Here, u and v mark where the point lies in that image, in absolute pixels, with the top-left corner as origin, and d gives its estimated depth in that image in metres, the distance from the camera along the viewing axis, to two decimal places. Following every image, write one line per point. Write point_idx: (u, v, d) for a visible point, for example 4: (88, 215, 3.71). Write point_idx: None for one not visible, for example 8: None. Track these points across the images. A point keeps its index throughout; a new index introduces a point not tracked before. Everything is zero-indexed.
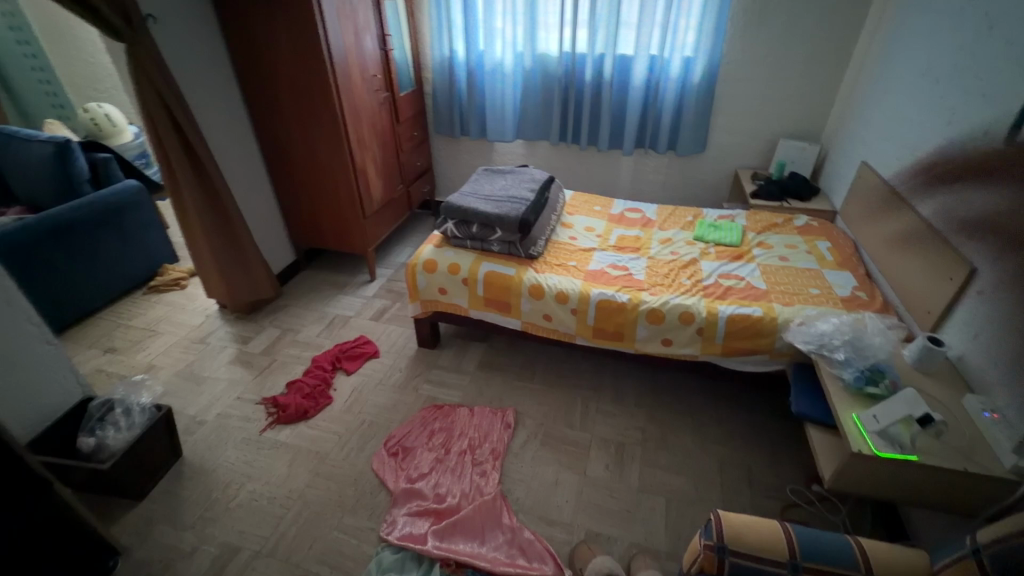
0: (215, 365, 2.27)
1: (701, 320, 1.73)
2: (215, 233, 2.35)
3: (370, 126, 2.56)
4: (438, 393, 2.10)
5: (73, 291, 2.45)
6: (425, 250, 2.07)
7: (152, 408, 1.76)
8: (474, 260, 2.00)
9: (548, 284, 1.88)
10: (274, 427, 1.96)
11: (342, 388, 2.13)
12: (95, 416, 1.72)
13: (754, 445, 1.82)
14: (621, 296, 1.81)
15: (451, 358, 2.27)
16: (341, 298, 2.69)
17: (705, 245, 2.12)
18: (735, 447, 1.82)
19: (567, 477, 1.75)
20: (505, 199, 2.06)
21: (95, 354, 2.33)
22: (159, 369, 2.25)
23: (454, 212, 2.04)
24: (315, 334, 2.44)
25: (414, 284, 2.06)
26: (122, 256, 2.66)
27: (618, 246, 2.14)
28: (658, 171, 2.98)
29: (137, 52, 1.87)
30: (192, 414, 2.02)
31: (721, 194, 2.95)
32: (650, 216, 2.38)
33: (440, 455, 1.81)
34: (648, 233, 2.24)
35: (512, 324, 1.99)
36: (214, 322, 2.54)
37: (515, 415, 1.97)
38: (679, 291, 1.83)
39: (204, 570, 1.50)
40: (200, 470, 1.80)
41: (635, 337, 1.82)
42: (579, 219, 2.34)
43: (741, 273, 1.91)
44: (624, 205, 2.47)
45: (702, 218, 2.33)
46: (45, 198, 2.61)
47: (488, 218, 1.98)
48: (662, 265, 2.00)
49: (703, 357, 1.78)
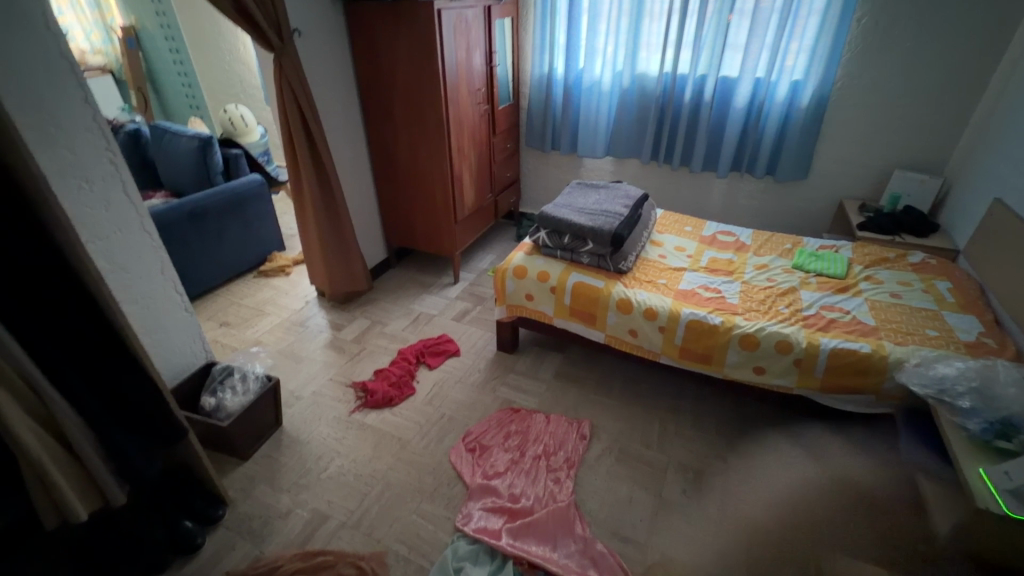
0: (312, 346, 2.47)
1: (799, 351, 1.65)
2: (325, 227, 2.56)
3: (470, 137, 2.70)
4: (514, 397, 2.14)
5: (200, 268, 2.76)
6: (516, 257, 2.14)
7: (263, 377, 1.96)
8: (564, 270, 2.04)
9: (637, 300, 1.88)
10: (362, 410, 2.09)
11: (424, 381, 2.24)
12: (216, 379, 1.94)
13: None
14: (713, 318, 1.78)
15: (529, 364, 2.31)
16: (426, 297, 2.82)
17: (805, 274, 2.03)
18: (826, 490, 1.71)
19: (641, 496, 1.73)
20: (598, 212, 2.10)
21: (212, 326, 2.61)
22: (265, 345, 2.47)
23: (548, 222, 2.09)
24: (402, 328, 2.58)
25: (502, 288, 2.13)
26: (241, 242, 2.97)
27: (710, 268, 2.10)
28: (752, 196, 2.88)
29: (283, 61, 2.12)
30: (292, 389, 2.21)
31: (820, 224, 2.81)
32: (744, 241, 2.31)
33: (516, 456, 1.85)
34: (742, 257, 2.18)
35: (596, 336, 2.00)
36: (313, 308, 2.75)
37: (591, 427, 1.97)
38: (776, 318, 1.76)
39: (297, 532, 1.63)
40: (296, 440, 1.96)
41: (725, 361, 1.77)
42: (669, 238, 2.32)
43: (846, 307, 1.81)
44: (717, 228, 2.42)
45: (801, 247, 2.23)
46: (185, 185, 2.98)
47: (582, 230, 2.02)
48: (757, 290, 1.94)
49: (798, 390, 1.70)
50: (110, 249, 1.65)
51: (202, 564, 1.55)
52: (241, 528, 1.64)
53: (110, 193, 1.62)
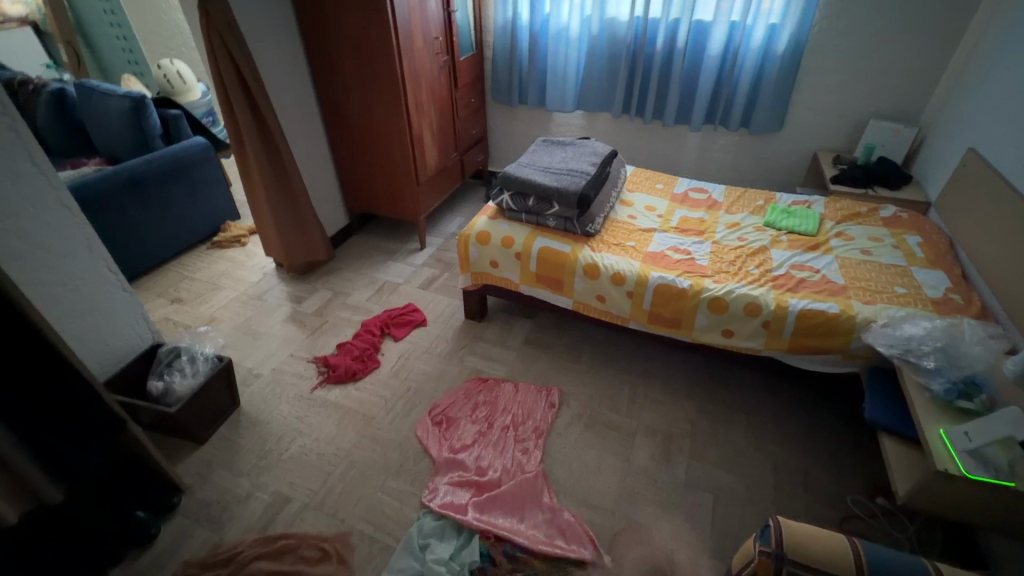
0: (271, 321, 2.35)
1: (768, 313, 1.61)
2: (276, 193, 2.40)
3: (428, 92, 2.51)
4: (483, 366, 2.09)
5: (144, 241, 2.58)
6: (479, 221, 2.02)
7: (215, 358, 1.85)
8: (528, 234, 1.94)
9: (605, 264, 1.81)
10: (324, 386, 2.02)
11: (389, 353, 2.16)
12: (164, 362, 1.83)
13: (813, 450, 1.72)
14: (681, 281, 1.72)
15: (498, 332, 2.25)
16: (391, 264, 2.71)
17: (777, 232, 1.97)
18: (792, 449, 1.73)
19: (610, 463, 1.71)
20: (564, 172, 1.98)
21: (163, 303, 2.47)
22: (220, 322, 2.35)
23: (511, 183, 1.97)
24: (366, 299, 2.48)
25: (466, 255, 2.03)
26: (189, 211, 2.78)
27: (681, 228, 2.02)
28: (726, 150, 2.78)
29: (209, 8, 1.90)
30: (250, 366, 2.11)
31: (795, 177, 2.74)
32: (716, 198, 2.23)
33: (483, 428, 1.81)
34: (713, 216, 2.11)
35: (563, 302, 1.94)
36: (271, 280, 2.62)
37: (560, 395, 1.94)
38: (745, 280, 1.71)
39: (257, 516, 1.58)
40: (256, 421, 1.88)
41: (693, 325, 1.73)
42: (640, 197, 2.23)
43: (816, 265, 1.77)
44: (689, 184, 2.33)
45: (774, 203, 2.16)
46: (121, 150, 2.74)
47: (547, 191, 1.91)
48: (728, 250, 1.88)
49: (766, 352, 1.67)
50: (23, 227, 1.49)
51: (158, 554, 1.49)
52: (198, 514, 1.59)
53: (15, 164, 1.44)
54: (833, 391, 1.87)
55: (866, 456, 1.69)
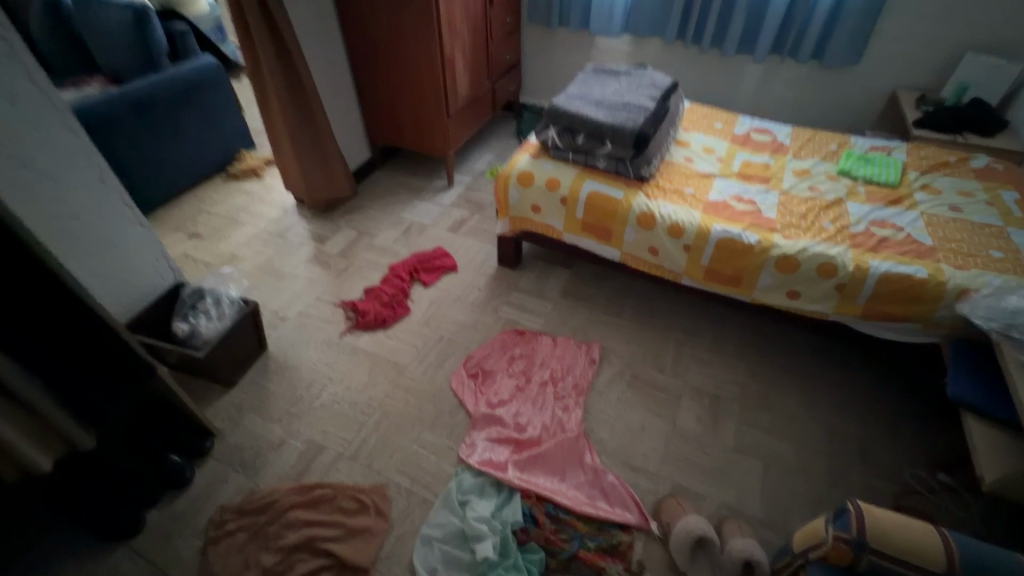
0: (294, 262, 2.24)
1: (845, 276, 1.46)
2: (295, 122, 2.20)
3: (462, 8, 2.22)
4: (518, 317, 1.98)
5: (157, 171, 2.43)
6: (520, 160, 1.84)
7: (240, 301, 1.75)
8: (576, 177, 1.76)
9: (661, 214, 1.64)
10: (353, 332, 1.93)
11: (420, 300, 2.06)
12: (187, 303, 1.74)
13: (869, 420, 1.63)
14: (748, 236, 1.55)
15: (533, 282, 2.12)
16: (418, 204, 2.54)
17: (852, 182, 1.77)
18: (848, 418, 1.64)
19: (654, 424, 1.64)
20: (619, 106, 1.76)
21: (181, 239, 2.35)
22: (241, 261, 2.24)
23: (558, 117, 1.76)
24: (392, 241, 2.34)
25: (505, 198, 1.86)
26: (203, 139, 2.59)
27: (744, 174, 1.82)
28: (790, 85, 2.48)
29: None
30: (275, 309, 2.03)
31: (865, 119, 2.46)
32: (782, 140, 2.00)
33: (521, 383, 1.73)
34: (779, 161, 1.90)
35: (610, 254, 1.79)
36: (292, 217, 2.48)
37: (601, 351, 1.85)
38: (819, 237, 1.54)
39: (292, 464, 1.54)
40: (285, 366, 1.82)
41: (755, 285, 1.59)
42: (697, 137, 2.00)
43: (899, 222, 1.58)
44: (751, 124, 2.09)
45: (849, 148, 1.93)
46: (125, 69, 2.51)
47: (599, 128, 1.70)
48: (797, 202, 1.69)
49: (834, 317, 1.54)
50: (22, 150, 1.34)
51: (195, 498, 1.48)
52: (232, 460, 1.56)
53: (7, 80, 1.27)
54: (894, 357, 1.75)
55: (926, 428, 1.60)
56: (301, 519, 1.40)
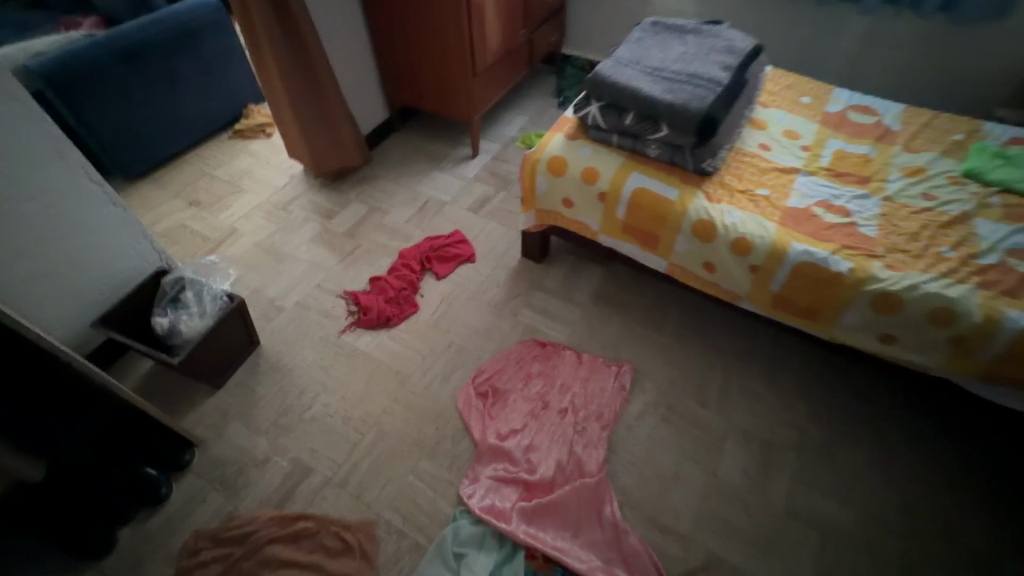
0: (296, 241, 2.02)
1: (964, 325, 1.12)
2: (297, 79, 1.91)
3: None
4: (540, 325, 1.72)
5: (153, 127, 2.22)
6: (552, 142, 1.51)
7: (224, 296, 1.56)
8: (620, 167, 1.43)
9: (724, 223, 1.31)
10: (354, 331, 1.72)
11: (430, 296, 1.81)
12: (168, 296, 1.56)
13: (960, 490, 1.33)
14: (836, 261, 1.21)
15: (561, 281, 1.83)
16: (436, 176, 2.24)
17: (982, 189, 1.36)
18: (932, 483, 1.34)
19: (689, 473, 1.39)
20: (683, 77, 1.39)
21: (180, 207, 2.17)
22: (240, 236, 2.04)
23: (603, 90, 1.41)
24: (405, 220, 2.08)
25: (531, 187, 1.55)
26: (204, 92, 2.34)
27: (835, 171, 1.44)
28: (902, 45, 1.96)
29: None
30: (272, 297, 1.83)
31: (996, 93, 1.94)
32: (889, 125, 1.58)
33: (537, 409, 1.50)
34: (884, 154, 1.49)
35: (654, 263, 1.48)
36: (298, 186, 2.24)
37: (633, 375, 1.58)
38: (933, 268, 1.18)
39: (275, 487, 1.39)
40: (276, 367, 1.64)
41: (837, 322, 1.26)
42: (777, 117, 1.61)
43: None
44: (849, 101, 1.66)
45: (981, 140, 1.49)
46: (118, 9, 2.25)
47: (654, 107, 1.35)
48: (906, 214, 1.31)
49: (938, 372, 1.21)
50: None
51: (170, 517, 1.35)
52: (212, 476, 1.42)
53: None
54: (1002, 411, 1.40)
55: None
56: (279, 557, 1.26)
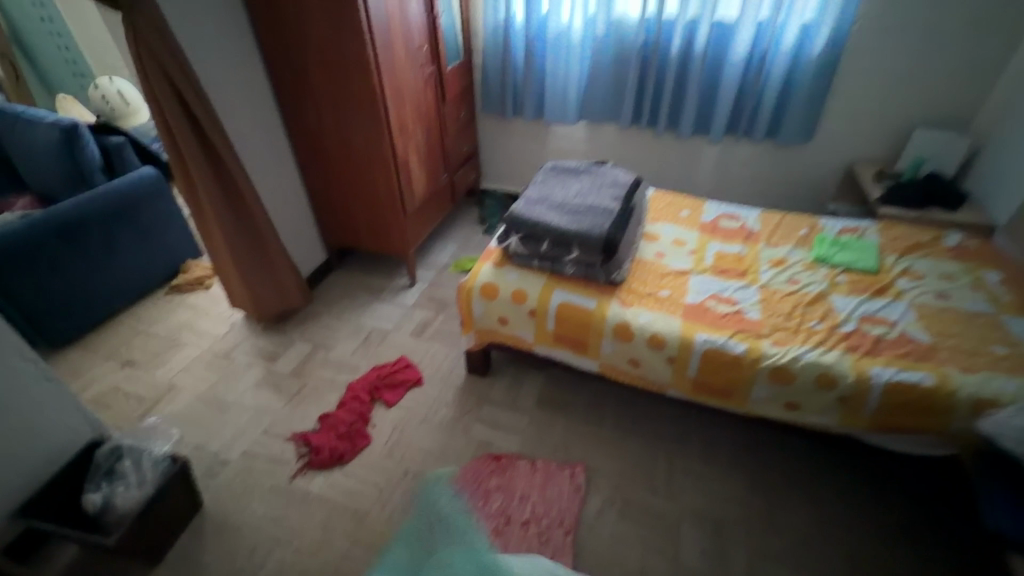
0: (240, 388, 2.01)
1: (846, 387, 1.33)
2: (236, 238, 2.03)
3: (414, 110, 2.17)
4: (492, 437, 1.78)
5: (86, 294, 2.22)
6: (481, 271, 1.70)
7: (166, 460, 1.49)
8: (544, 287, 1.62)
9: (644, 323, 1.51)
10: (305, 474, 1.69)
11: (382, 424, 1.84)
12: (103, 468, 1.47)
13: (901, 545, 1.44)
14: (735, 345, 1.43)
15: (506, 391, 1.93)
16: (378, 307, 2.37)
17: (831, 270, 1.69)
18: (873, 542, 1.45)
19: (653, 564, 1.43)
20: (583, 210, 1.67)
21: (112, 368, 2.11)
22: (179, 391, 2.00)
23: (519, 225, 1.65)
24: (350, 352, 2.15)
25: (468, 312, 1.72)
26: (142, 253, 2.40)
27: (718, 268, 1.73)
28: (749, 163, 2.47)
29: (137, 22, 1.54)
30: (215, 451, 1.77)
31: (827, 193, 2.45)
32: (751, 227, 1.93)
33: (500, 526, 1.51)
34: (753, 250, 1.81)
35: (587, 365, 1.63)
36: (240, 332, 2.27)
37: (586, 474, 1.64)
38: (809, 341, 1.42)
39: None
40: (223, 527, 1.55)
41: (749, 397, 1.44)
42: (666, 229, 1.91)
43: (890, 316, 1.49)
44: (718, 210, 2.02)
45: (821, 233, 1.86)
46: (57, 187, 2.36)
47: (564, 236, 1.59)
48: (779, 297, 1.59)
49: (840, 429, 1.40)
50: None
51: None
52: None
53: None
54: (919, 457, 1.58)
55: (969, 564, 1.40)
56: None
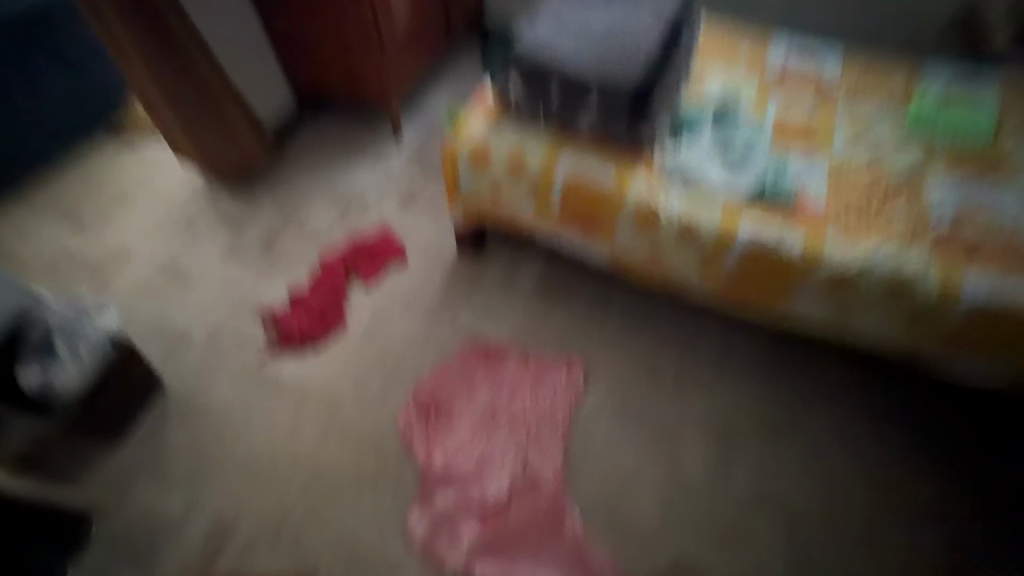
0: (201, 258, 1.78)
1: (921, 302, 1.08)
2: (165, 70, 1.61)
3: None
4: (482, 324, 1.57)
5: (11, 139, 1.88)
6: (473, 129, 1.33)
7: (106, 342, 1.32)
8: (550, 156, 1.28)
9: (676, 209, 1.19)
10: (275, 358, 1.53)
11: (359, 306, 1.63)
12: (33, 346, 1.27)
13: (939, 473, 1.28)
14: (789, 243, 1.13)
15: (501, 274, 1.65)
16: (357, 167, 2.01)
17: (930, 142, 1.29)
18: (904, 466, 1.29)
19: (649, 472, 1.31)
20: (612, 44, 1.21)
21: (60, 229, 1.88)
22: (134, 258, 1.79)
23: (524, 64, 1.21)
24: (324, 221, 1.85)
25: (455, 181, 1.38)
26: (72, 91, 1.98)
27: (779, 135, 1.32)
28: None
29: None
30: (176, 327, 1.61)
31: None
32: (834, 74, 1.44)
33: (485, 423, 1.38)
34: (831, 108, 1.37)
35: (597, 255, 1.36)
36: (199, 192, 1.97)
37: (585, 370, 1.46)
38: (886, 240, 1.12)
39: (195, 552, 1.25)
40: (188, 408, 1.45)
41: (793, 304, 1.19)
42: (718, 74, 1.44)
43: (995, 213, 1.16)
44: (793, 46, 1.50)
45: (926, 87, 1.39)
46: None
47: (583, 84, 1.18)
48: (853, 179, 1.23)
49: (895, 346, 1.17)
50: None
51: None
52: (121, 547, 1.26)
53: None
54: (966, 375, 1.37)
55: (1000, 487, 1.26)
56: None
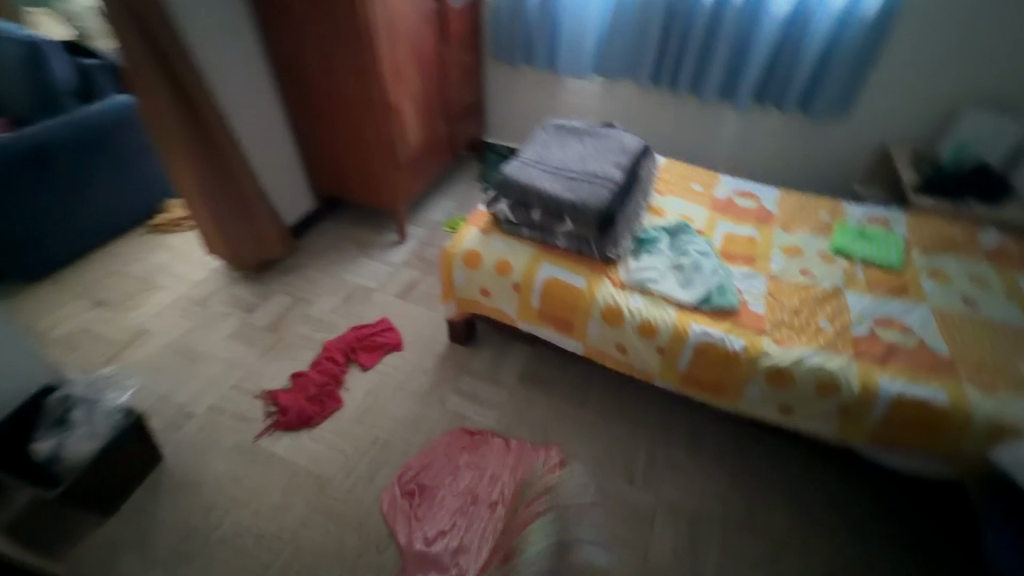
0: (213, 339, 1.93)
1: (848, 397, 1.22)
2: (208, 176, 1.90)
3: (409, 50, 1.96)
4: (468, 411, 1.70)
5: (57, 230, 2.11)
6: (466, 236, 1.57)
7: (120, 412, 1.44)
8: (531, 260, 1.50)
9: (633, 310, 1.39)
10: (271, 435, 1.63)
11: (354, 388, 1.76)
12: (54, 418, 1.40)
13: (901, 574, 1.34)
14: (732, 342, 1.31)
15: (487, 363, 1.83)
16: (362, 263, 2.24)
17: (849, 264, 1.54)
18: (866, 565, 1.35)
19: (621, 562, 1.36)
20: (581, 177, 1.51)
21: (83, 308, 2.04)
22: (150, 337, 1.93)
23: (510, 189, 1.51)
24: (330, 309, 2.04)
25: (450, 279, 1.61)
26: (118, 187, 2.27)
27: (725, 251, 1.57)
28: (777, 134, 2.25)
29: None
30: (181, 403, 1.72)
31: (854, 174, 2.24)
32: (768, 208, 1.75)
33: (466, 505, 1.45)
34: (766, 233, 1.65)
35: (572, 347, 1.53)
36: (217, 281, 2.16)
37: (562, 457, 1.57)
38: (813, 342, 1.30)
39: None
40: (181, 484, 1.51)
41: (741, 396, 1.34)
42: (672, 202, 1.75)
43: (908, 322, 1.35)
44: (734, 186, 1.84)
45: (843, 220, 1.69)
46: None
47: (556, 205, 1.45)
48: (787, 290, 1.45)
49: (835, 438, 1.30)
50: None
51: None
52: None
53: None
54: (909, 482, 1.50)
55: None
56: None
